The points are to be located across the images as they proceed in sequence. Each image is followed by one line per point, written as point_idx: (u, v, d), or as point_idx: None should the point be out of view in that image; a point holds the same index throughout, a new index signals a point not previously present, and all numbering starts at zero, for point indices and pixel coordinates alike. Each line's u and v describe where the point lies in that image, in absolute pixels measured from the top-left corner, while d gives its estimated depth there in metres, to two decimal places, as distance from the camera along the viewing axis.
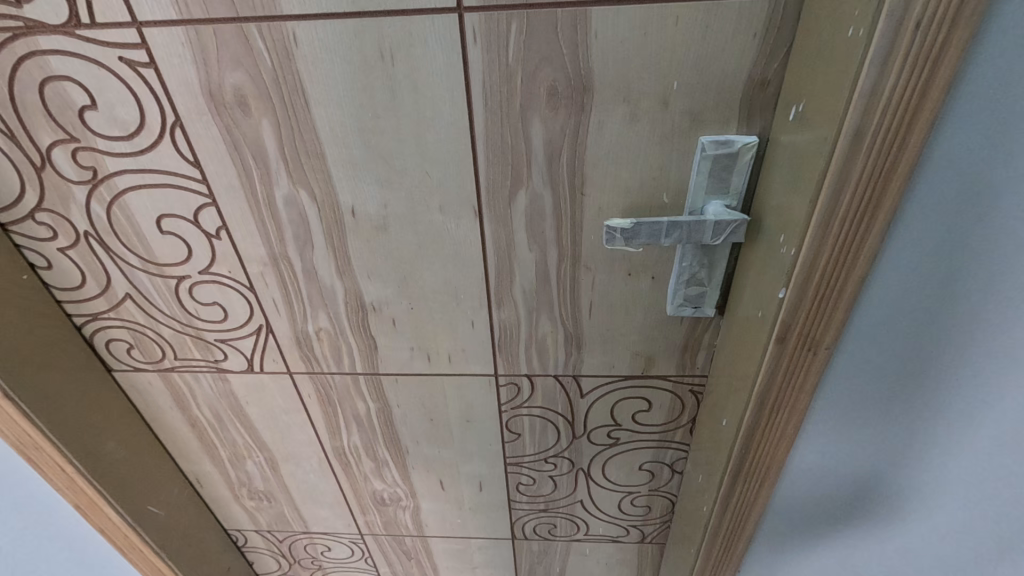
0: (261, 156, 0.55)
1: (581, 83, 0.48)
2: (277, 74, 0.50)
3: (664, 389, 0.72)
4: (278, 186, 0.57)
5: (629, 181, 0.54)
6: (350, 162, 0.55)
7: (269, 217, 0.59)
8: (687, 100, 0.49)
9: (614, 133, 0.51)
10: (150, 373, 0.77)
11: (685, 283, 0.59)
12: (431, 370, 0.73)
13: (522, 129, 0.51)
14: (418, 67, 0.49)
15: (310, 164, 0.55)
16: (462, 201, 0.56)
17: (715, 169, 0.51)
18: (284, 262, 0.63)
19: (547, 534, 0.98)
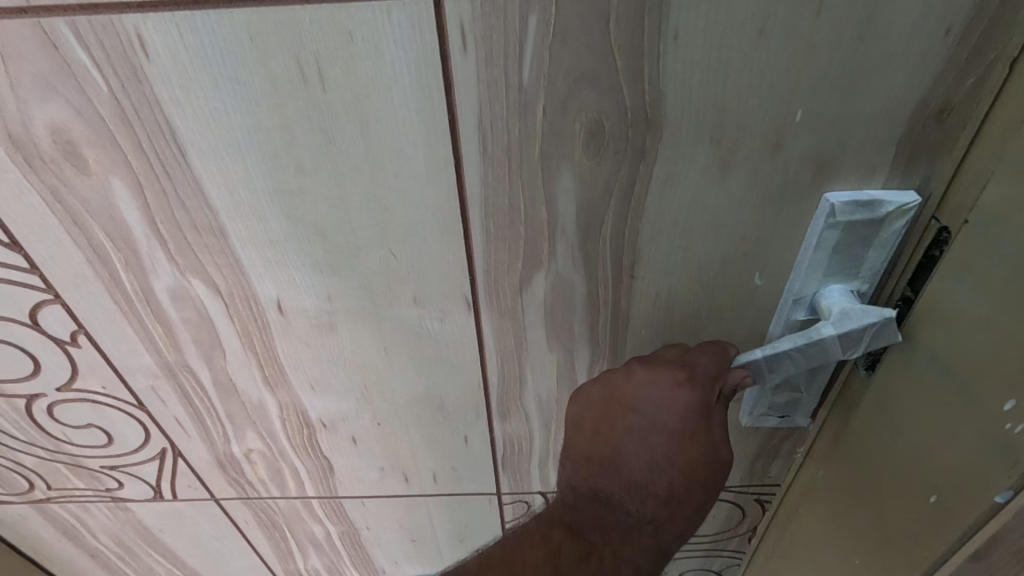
0: (121, 234, 0.34)
1: (643, 115, 0.29)
2: (121, 107, 0.29)
3: (721, 500, 0.55)
4: (158, 277, 0.36)
5: (704, 258, 0.35)
6: (268, 239, 0.34)
7: (150, 318, 0.39)
8: (813, 138, 0.30)
9: (690, 190, 0.32)
10: (19, 504, 0.56)
11: (773, 390, 0.41)
12: (411, 490, 0.54)
13: (544, 188, 0.32)
14: (370, 93, 0.28)
15: (201, 243, 0.34)
16: (449, 290, 0.37)
17: (844, 241, 0.33)
18: (184, 375, 0.43)
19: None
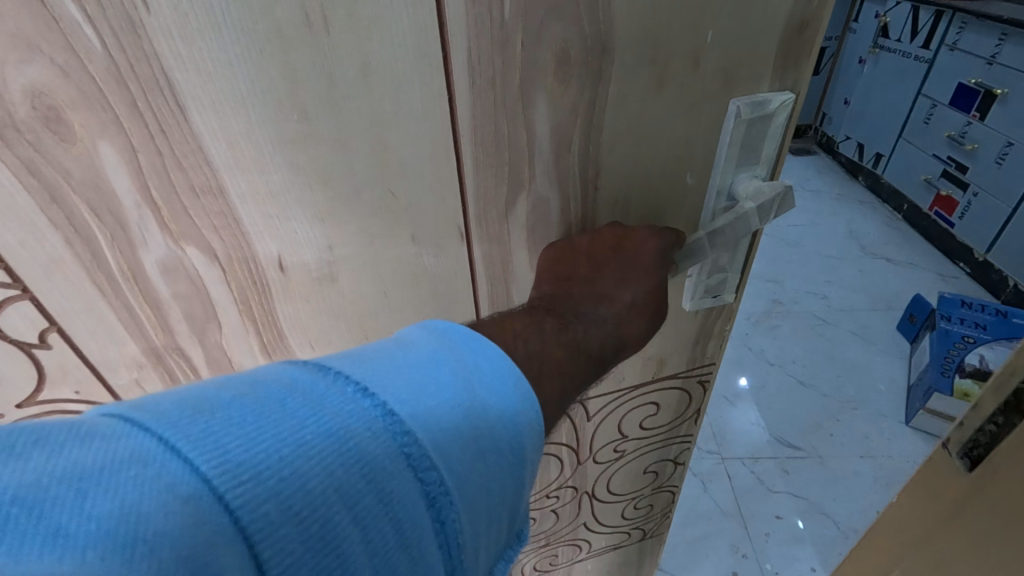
0: (108, 208, 0.33)
1: (598, 42, 0.35)
2: (116, 65, 0.29)
3: (673, 388, 0.65)
4: (149, 251, 0.35)
5: (650, 165, 0.43)
6: (270, 193, 0.35)
7: (139, 298, 0.37)
8: (721, 54, 0.39)
9: (637, 105, 0.39)
10: None
11: (706, 273, 0.51)
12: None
13: (523, 114, 0.37)
14: (368, 34, 0.31)
15: (198, 206, 0.34)
16: (443, 224, 0.41)
17: (748, 135, 0.43)
18: (174, 358, 0.42)
19: (549, 563, 0.89)
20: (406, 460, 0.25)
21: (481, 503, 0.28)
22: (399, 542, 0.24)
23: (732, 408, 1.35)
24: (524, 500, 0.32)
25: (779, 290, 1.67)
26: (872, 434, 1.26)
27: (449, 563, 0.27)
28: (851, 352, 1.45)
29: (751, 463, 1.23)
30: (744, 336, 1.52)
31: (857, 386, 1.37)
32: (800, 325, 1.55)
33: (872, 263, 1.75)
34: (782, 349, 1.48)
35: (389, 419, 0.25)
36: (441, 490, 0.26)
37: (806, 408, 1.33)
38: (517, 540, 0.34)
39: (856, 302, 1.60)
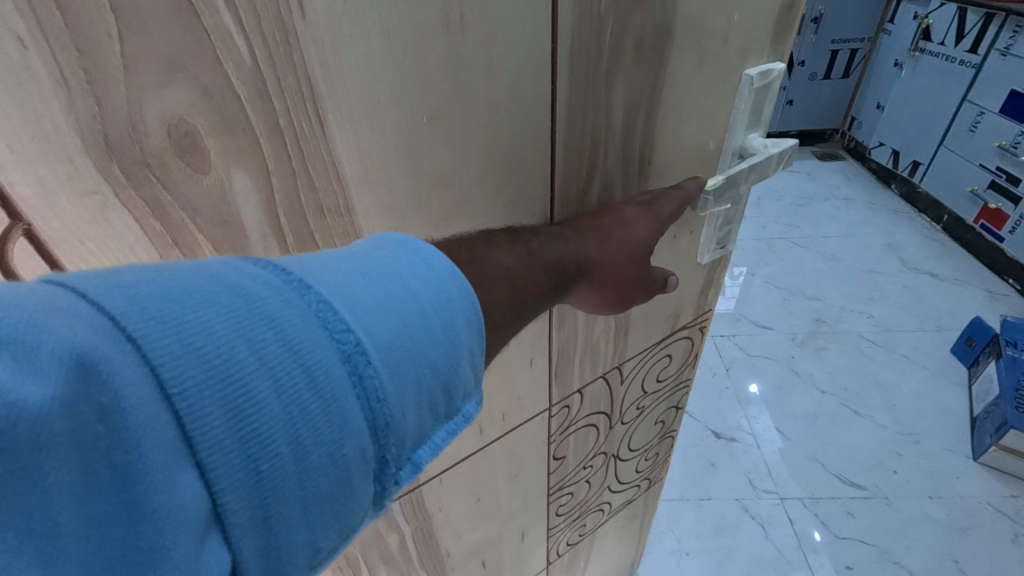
0: (230, 241, 0.29)
1: (664, 27, 0.39)
2: (264, 80, 0.26)
3: (682, 338, 0.72)
4: None
5: (689, 135, 0.48)
6: (389, 204, 0.34)
7: None
8: (742, 32, 0.45)
9: (684, 81, 0.44)
10: None
11: (718, 226, 0.58)
12: (484, 442, 0.56)
13: (605, 97, 0.40)
14: (491, 28, 0.32)
15: (323, 227, 0.32)
16: (534, 215, 0.42)
17: (756, 100, 0.50)
18: None
19: (578, 536, 0.89)
20: (319, 317, 0.22)
21: (409, 363, 0.24)
22: (315, 388, 0.21)
23: (788, 444, 1.35)
24: (465, 374, 0.28)
25: (822, 308, 1.73)
26: (935, 472, 1.27)
27: (374, 419, 0.23)
28: (890, 373, 1.51)
29: (813, 504, 1.23)
30: (791, 362, 1.55)
31: (910, 417, 1.40)
32: (852, 344, 1.60)
33: (913, 279, 1.82)
34: (831, 375, 1.51)
35: (305, 292, 0.23)
36: (360, 347, 0.23)
37: (864, 443, 1.34)
38: (459, 415, 0.29)
39: (906, 322, 1.66)
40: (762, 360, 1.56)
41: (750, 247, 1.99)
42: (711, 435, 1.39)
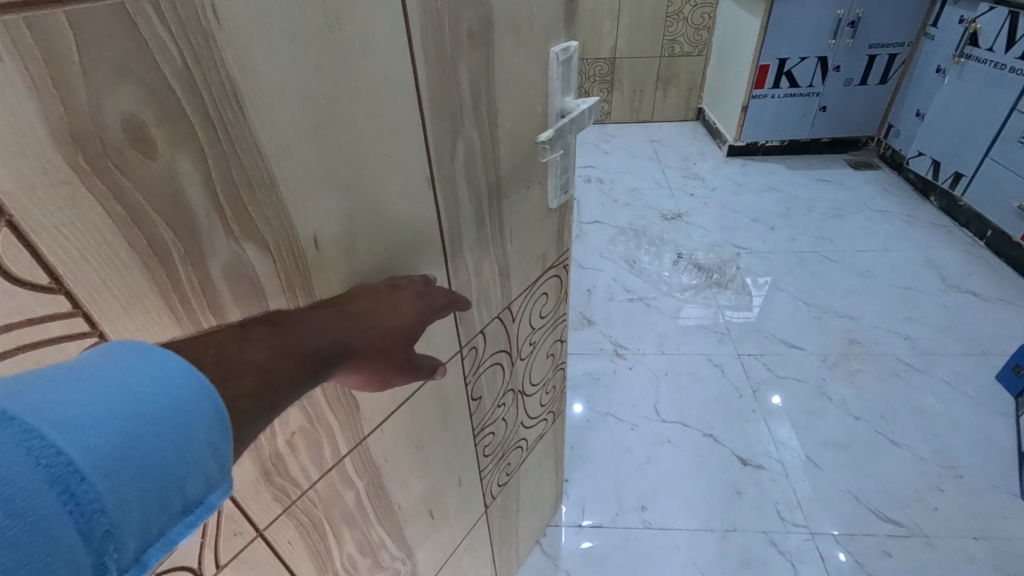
0: (182, 216, 0.37)
1: (487, 21, 0.55)
2: (193, 77, 0.34)
3: (552, 276, 0.95)
4: (217, 258, 0.41)
5: (519, 107, 0.66)
6: (307, 173, 0.43)
7: (208, 311, 0.43)
8: (540, 29, 0.64)
9: (507, 64, 0.61)
10: None
11: (557, 175, 0.80)
12: (412, 389, 0.72)
13: (456, 73, 0.54)
14: (366, 26, 0.43)
15: (255, 200, 0.41)
16: (420, 176, 0.55)
17: (561, 78, 0.70)
18: None
19: (506, 474, 1.10)
20: (27, 450, 0.25)
21: (126, 472, 0.29)
22: (17, 513, 0.24)
23: (817, 470, 2.03)
24: (203, 466, 0.33)
25: (853, 327, 2.68)
26: (969, 499, 1.92)
27: (90, 528, 0.28)
28: (925, 390, 2.32)
29: (848, 542, 1.80)
30: (825, 385, 2.37)
31: (952, 455, 2.06)
32: (888, 365, 2.45)
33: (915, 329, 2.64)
34: (864, 400, 2.29)
35: (14, 426, 0.26)
36: (73, 467, 0.27)
37: (905, 467, 2.03)
38: (200, 506, 0.34)
39: (933, 377, 2.39)
40: (790, 380, 2.38)
41: (778, 261, 3.17)
42: (743, 463, 2.06)
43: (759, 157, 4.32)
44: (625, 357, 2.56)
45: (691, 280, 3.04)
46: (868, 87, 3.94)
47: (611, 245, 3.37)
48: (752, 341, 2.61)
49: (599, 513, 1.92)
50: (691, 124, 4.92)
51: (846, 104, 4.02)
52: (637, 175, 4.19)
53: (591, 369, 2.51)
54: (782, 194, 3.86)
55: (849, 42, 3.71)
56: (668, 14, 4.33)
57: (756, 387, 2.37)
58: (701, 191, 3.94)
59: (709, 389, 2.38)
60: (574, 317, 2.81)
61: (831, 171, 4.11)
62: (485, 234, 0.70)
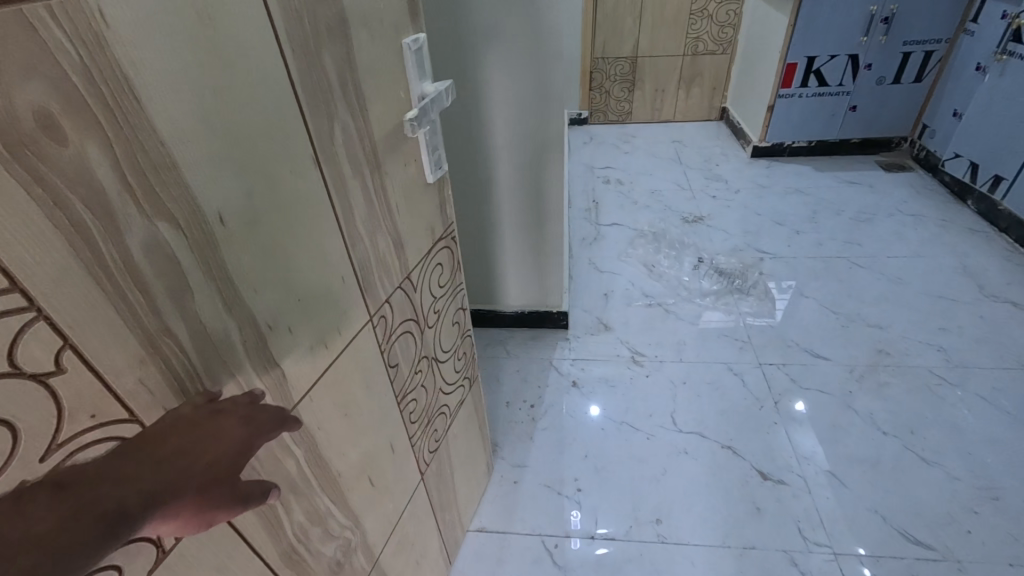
0: (94, 193, 0.48)
1: (342, 26, 0.78)
2: (92, 73, 0.46)
3: (443, 248, 1.28)
4: (134, 233, 0.52)
5: (382, 99, 0.92)
6: (203, 159, 0.58)
7: (133, 285, 0.54)
8: (388, 41, 0.90)
9: (365, 65, 0.85)
10: None
11: (432, 153, 1.10)
12: (331, 352, 0.90)
13: (322, 64, 0.75)
14: (238, 35, 0.60)
15: (160, 180, 0.54)
16: (305, 157, 0.75)
17: (417, 76, 0.99)
18: (163, 340, 0.58)
19: (435, 440, 1.43)
20: None
21: None
22: None
23: (843, 489, 2.00)
24: None
25: (881, 338, 2.61)
26: (1002, 521, 1.88)
27: None
28: (960, 405, 2.27)
29: (876, 565, 1.78)
30: (851, 397, 2.32)
31: (987, 477, 2.02)
32: (918, 380, 2.39)
33: (943, 339, 2.58)
34: (897, 416, 2.24)
35: None
36: None
37: (937, 487, 2.00)
38: None
39: (965, 392, 2.33)
40: (815, 392, 2.35)
41: (806, 263, 3.13)
42: (761, 477, 2.06)
43: (785, 158, 4.22)
44: (642, 363, 2.56)
45: (711, 285, 2.99)
46: (903, 86, 3.80)
47: (630, 247, 3.35)
48: (776, 350, 2.56)
49: (615, 525, 1.94)
50: (715, 124, 4.86)
51: (878, 104, 3.89)
52: (657, 177, 4.15)
53: (608, 375, 2.52)
54: (808, 196, 3.75)
55: (882, 39, 3.59)
56: (694, 11, 4.26)
57: (779, 399, 2.34)
58: (724, 194, 3.86)
59: (731, 400, 2.35)
60: (590, 322, 2.82)
61: (861, 173, 3.98)
62: (373, 206, 0.94)
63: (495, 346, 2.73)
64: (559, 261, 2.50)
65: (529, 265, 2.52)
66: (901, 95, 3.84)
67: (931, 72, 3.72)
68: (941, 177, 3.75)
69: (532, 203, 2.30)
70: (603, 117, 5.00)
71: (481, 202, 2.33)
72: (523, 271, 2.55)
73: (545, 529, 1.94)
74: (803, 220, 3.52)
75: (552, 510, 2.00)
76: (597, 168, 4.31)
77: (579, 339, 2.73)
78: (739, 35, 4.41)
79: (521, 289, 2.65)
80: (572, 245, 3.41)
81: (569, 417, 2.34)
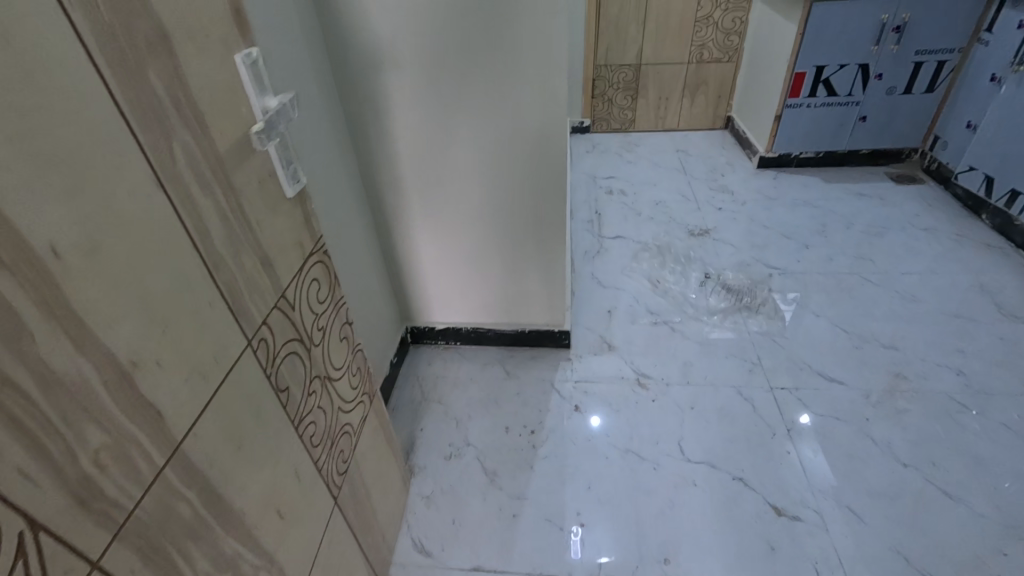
0: None
1: (161, 42, 0.79)
2: None
3: (317, 262, 1.31)
4: None
5: (223, 114, 0.94)
6: (25, 187, 0.61)
7: None
8: (218, 53, 0.92)
9: (197, 80, 0.87)
10: None
11: (286, 167, 1.13)
12: (211, 381, 0.93)
13: (146, 79, 0.77)
14: (51, 65, 0.64)
15: None
16: (146, 181, 0.78)
17: (256, 84, 1.01)
18: (8, 394, 0.60)
19: (344, 461, 1.50)
20: None
21: None
22: None
23: (862, 526, 1.90)
24: None
25: (896, 360, 2.50)
26: None
27: None
28: (984, 435, 2.14)
29: None
30: (866, 426, 2.22)
31: (1016, 515, 1.89)
32: (938, 406, 2.28)
33: (958, 361, 2.47)
34: (918, 447, 2.13)
35: None
36: None
37: (961, 525, 1.88)
38: None
39: (988, 421, 2.20)
40: (830, 420, 2.25)
41: (815, 279, 3.03)
42: (776, 512, 1.95)
43: (793, 169, 4.12)
44: (647, 387, 2.45)
45: (718, 302, 2.88)
46: (914, 97, 3.70)
47: (634, 261, 3.25)
48: (786, 373, 2.46)
49: (622, 562, 1.84)
50: (720, 133, 4.77)
51: (890, 113, 3.78)
52: (661, 187, 4.06)
53: (611, 398, 2.42)
54: (817, 208, 3.64)
55: (894, 48, 3.49)
56: (698, 19, 4.18)
57: (791, 427, 2.23)
58: (730, 205, 3.75)
59: (740, 427, 2.25)
60: (592, 341, 2.72)
61: (872, 184, 3.86)
62: (230, 223, 0.97)
63: (495, 365, 2.63)
64: (560, 277, 2.41)
65: (528, 280, 2.44)
66: (916, 103, 3.72)
67: (943, 82, 3.62)
68: (952, 190, 3.66)
69: (531, 217, 2.22)
70: (605, 126, 4.90)
71: (479, 219, 2.24)
72: (521, 286, 2.46)
73: (548, 568, 1.84)
74: (814, 233, 3.41)
75: (552, 545, 1.90)
76: (599, 178, 4.21)
77: (582, 359, 2.63)
78: (745, 42, 4.32)
79: (520, 307, 2.55)
80: (573, 259, 3.31)
81: (572, 443, 2.23)
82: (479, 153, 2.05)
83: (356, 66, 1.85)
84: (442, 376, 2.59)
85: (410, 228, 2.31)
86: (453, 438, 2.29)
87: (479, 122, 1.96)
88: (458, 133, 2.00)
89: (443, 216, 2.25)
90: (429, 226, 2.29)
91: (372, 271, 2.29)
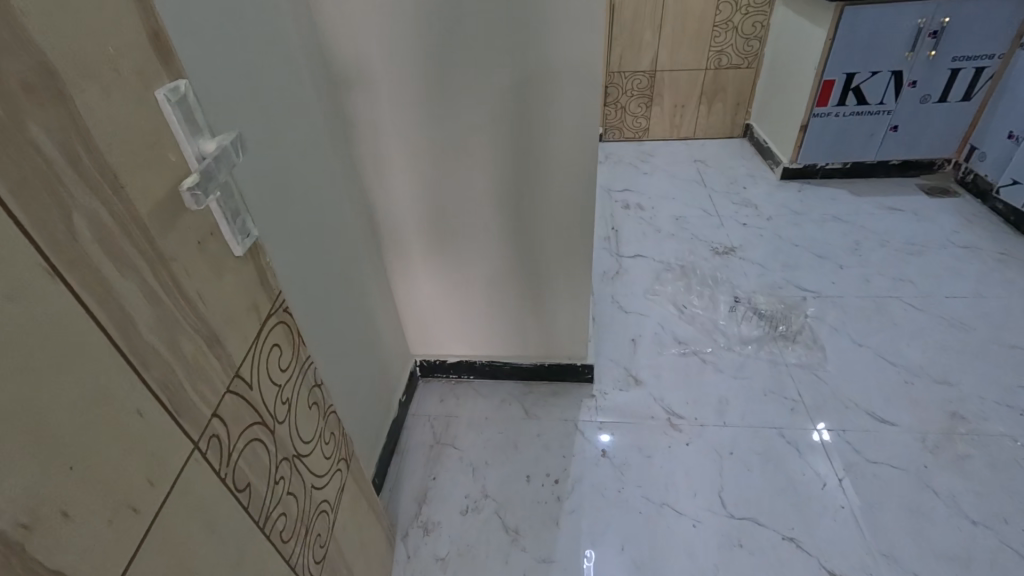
0: None
1: (50, 85, 0.60)
2: None
3: (278, 323, 1.10)
4: None
5: (147, 166, 0.74)
6: None
7: None
8: (135, 88, 0.72)
9: (105, 128, 0.68)
10: None
11: (233, 222, 0.92)
12: (145, 512, 0.74)
13: (25, 135, 0.58)
14: None
15: None
16: (32, 274, 0.59)
17: (186, 120, 0.80)
18: None
19: (322, 545, 1.29)
20: None
21: None
22: None
23: None
24: None
25: (951, 398, 2.29)
26: None
27: None
28: None
29: None
30: (925, 474, 2.01)
31: None
32: (1004, 452, 2.06)
33: (1016, 399, 2.26)
34: (986, 500, 1.92)
35: None
36: None
37: None
38: None
39: None
40: (884, 468, 2.04)
41: (852, 303, 2.82)
42: None
43: (818, 181, 3.91)
44: (680, 429, 2.24)
45: (752, 330, 2.67)
46: (950, 104, 3.49)
47: (657, 283, 3.05)
48: (833, 412, 2.26)
49: None
50: (738, 142, 4.56)
51: (921, 122, 3.57)
52: (679, 200, 3.85)
53: (641, 441, 2.21)
54: (848, 224, 3.43)
55: (930, 53, 3.29)
56: (718, 23, 3.98)
57: (842, 476, 2.03)
58: (755, 220, 3.54)
59: (785, 475, 2.04)
60: (617, 375, 2.51)
61: (903, 198, 3.66)
62: (161, 304, 0.77)
63: (513, 404, 2.42)
64: (585, 304, 2.22)
65: (549, 307, 2.24)
66: (948, 113, 3.52)
67: (978, 90, 3.41)
68: (992, 204, 3.45)
69: (555, 239, 2.03)
70: (617, 135, 4.70)
71: (498, 240, 2.06)
72: (544, 314, 2.27)
73: None
74: (847, 252, 3.20)
75: None
76: (615, 191, 4.00)
77: (606, 396, 2.41)
78: (766, 47, 4.11)
79: (541, 337, 2.35)
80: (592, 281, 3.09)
81: (601, 496, 2.03)
82: (498, 170, 1.87)
83: (360, 83, 1.70)
84: (455, 416, 2.39)
85: (423, 254, 2.13)
86: (470, 489, 2.08)
87: (499, 141, 1.80)
88: (477, 154, 1.84)
89: (459, 238, 2.07)
90: (444, 249, 2.11)
91: (380, 300, 2.11)
